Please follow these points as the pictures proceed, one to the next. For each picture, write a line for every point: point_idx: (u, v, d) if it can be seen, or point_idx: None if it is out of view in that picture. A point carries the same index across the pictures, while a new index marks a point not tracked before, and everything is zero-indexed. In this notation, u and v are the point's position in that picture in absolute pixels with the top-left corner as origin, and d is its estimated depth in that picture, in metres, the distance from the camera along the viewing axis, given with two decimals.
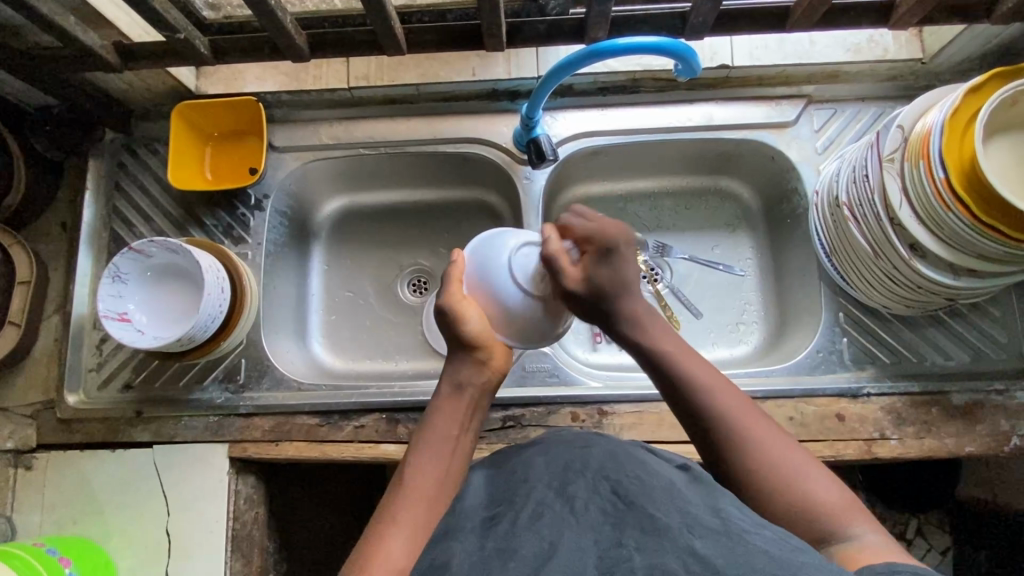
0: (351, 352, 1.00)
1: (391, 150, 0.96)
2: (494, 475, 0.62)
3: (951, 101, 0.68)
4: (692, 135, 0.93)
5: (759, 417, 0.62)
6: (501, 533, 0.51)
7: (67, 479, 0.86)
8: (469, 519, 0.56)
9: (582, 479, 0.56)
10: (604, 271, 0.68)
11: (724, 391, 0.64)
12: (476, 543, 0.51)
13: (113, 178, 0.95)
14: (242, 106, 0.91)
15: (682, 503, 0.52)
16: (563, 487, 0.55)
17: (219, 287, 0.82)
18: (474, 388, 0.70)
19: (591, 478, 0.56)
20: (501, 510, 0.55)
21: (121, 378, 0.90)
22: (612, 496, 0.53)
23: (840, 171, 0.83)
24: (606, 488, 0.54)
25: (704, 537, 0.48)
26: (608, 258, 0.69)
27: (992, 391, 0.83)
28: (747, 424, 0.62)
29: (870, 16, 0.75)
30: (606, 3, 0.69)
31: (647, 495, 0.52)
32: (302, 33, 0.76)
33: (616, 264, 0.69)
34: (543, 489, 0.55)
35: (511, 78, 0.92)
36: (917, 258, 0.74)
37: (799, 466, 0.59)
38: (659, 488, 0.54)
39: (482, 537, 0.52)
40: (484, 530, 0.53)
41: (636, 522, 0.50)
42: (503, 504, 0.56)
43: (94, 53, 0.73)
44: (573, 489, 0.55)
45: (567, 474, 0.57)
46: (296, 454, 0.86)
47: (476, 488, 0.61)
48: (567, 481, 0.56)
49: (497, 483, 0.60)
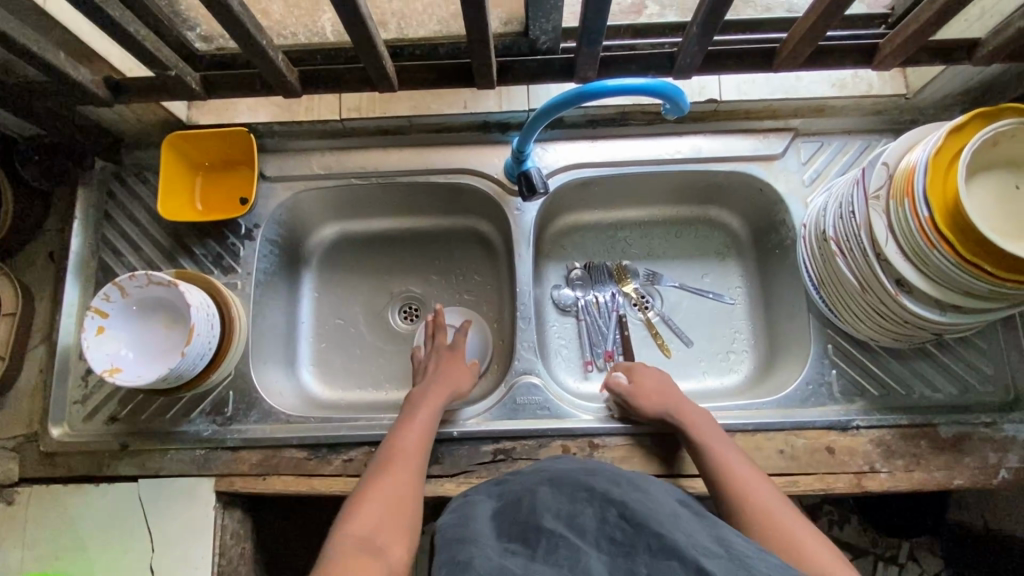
0: (340, 381, 0.99)
1: (383, 180, 0.96)
2: (504, 507, 0.61)
3: (935, 140, 0.69)
4: (681, 166, 0.94)
5: (764, 484, 0.71)
6: (521, 559, 0.51)
7: (49, 514, 0.85)
8: (484, 537, 0.55)
9: (590, 507, 0.57)
10: (646, 379, 0.85)
11: (739, 460, 0.74)
12: (495, 555, 0.51)
13: (103, 207, 0.94)
14: (233, 136, 0.91)
15: (687, 531, 0.53)
16: (571, 517, 0.56)
17: (209, 325, 0.81)
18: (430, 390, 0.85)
19: (598, 505, 0.57)
20: (517, 544, 0.54)
21: (106, 410, 0.89)
22: (620, 522, 0.54)
23: (827, 206, 0.84)
24: (613, 513, 0.55)
25: (713, 558, 0.49)
26: (651, 370, 0.86)
27: (979, 424, 0.84)
28: (755, 488, 0.70)
29: (855, 57, 0.76)
30: (596, 46, 0.71)
31: (654, 519, 0.54)
32: (293, 69, 0.76)
33: (654, 374, 0.86)
34: (553, 520, 0.56)
35: (502, 112, 0.93)
36: (903, 292, 0.75)
37: (800, 526, 0.65)
38: (664, 517, 0.55)
39: (501, 555, 0.52)
40: (505, 552, 0.52)
41: (646, 545, 0.52)
42: (515, 536, 0.55)
43: (85, 88, 0.73)
44: (581, 519, 0.55)
45: (575, 503, 0.58)
46: (284, 489, 0.84)
47: (483, 517, 0.60)
48: (575, 511, 0.57)
49: (505, 513, 0.59)
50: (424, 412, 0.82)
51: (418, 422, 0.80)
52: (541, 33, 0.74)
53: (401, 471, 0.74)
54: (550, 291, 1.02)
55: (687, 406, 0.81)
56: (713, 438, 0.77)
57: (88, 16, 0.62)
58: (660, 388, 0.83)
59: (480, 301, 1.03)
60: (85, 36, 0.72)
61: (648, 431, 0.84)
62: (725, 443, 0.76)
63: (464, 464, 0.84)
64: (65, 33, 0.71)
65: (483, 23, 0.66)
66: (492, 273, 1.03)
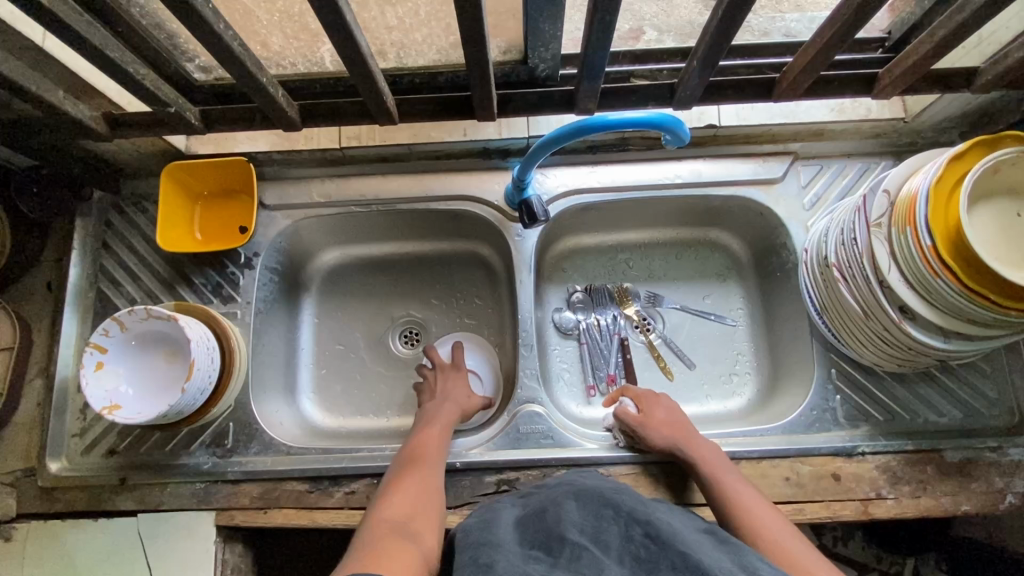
0: (341, 409, 0.99)
1: (383, 207, 0.96)
2: (528, 514, 0.61)
3: (935, 168, 0.69)
4: (681, 191, 0.94)
5: (771, 512, 0.71)
6: (544, 566, 0.50)
7: (48, 550, 0.84)
8: (508, 542, 0.54)
9: (615, 526, 0.57)
10: (654, 408, 0.84)
11: (748, 492, 0.73)
12: (517, 557, 0.51)
13: (101, 237, 0.94)
14: (233, 166, 0.90)
15: (712, 553, 0.53)
16: (595, 531, 0.56)
17: (210, 358, 0.81)
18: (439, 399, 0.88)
19: (623, 523, 0.57)
20: (540, 551, 0.53)
21: (105, 443, 0.88)
22: (644, 541, 0.54)
23: (829, 231, 0.84)
24: (638, 533, 0.55)
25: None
26: (655, 398, 0.86)
27: (985, 448, 0.83)
28: (765, 518, 0.69)
29: (854, 85, 0.76)
30: (597, 79, 0.71)
31: (679, 539, 0.54)
32: (293, 103, 0.76)
33: (660, 403, 0.85)
34: (578, 530, 0.55)
35: (502, 139, 0.93)
36: (907, 320, 0.74)
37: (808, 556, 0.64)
38: (689, 539, 0.54)
39: (523, 561, 0.51)
40: (526, 558, 0.52)
41: (670, 563, 0.51)
42: (539, 543, 0.54)
43: (84, 125, 0.73)
44: (606, 536, 0.55)
45: (600, 521, 0.57)
46: (285, 522, 0.84)
47: (506, 521, 0.60)
48: (600, 528, 0.56)
49: (528, 521, 0.59)
50: (442, 417, 0.85)
51: (439, 423, 0.84)
52: (540, 62, 0.74)
53: (428, 466, 0.77)
54: (551, 315, 1.02)
55: (693, 434, 0.81)
56: (722, 469, 0.76)
57: (87, 57, 0.62)
58: (666, 417, 0.83)
59: (482, 326, 1.02)
60: (82, 73, 0.72)
61: (653, 462, 0.84)
62: (733, 473, 0.76)
63: (467, 495, 0.83)
64: (64, 71, 0.71)
65: (484, 58, 0.66)
66: (493, 298, 1.03)
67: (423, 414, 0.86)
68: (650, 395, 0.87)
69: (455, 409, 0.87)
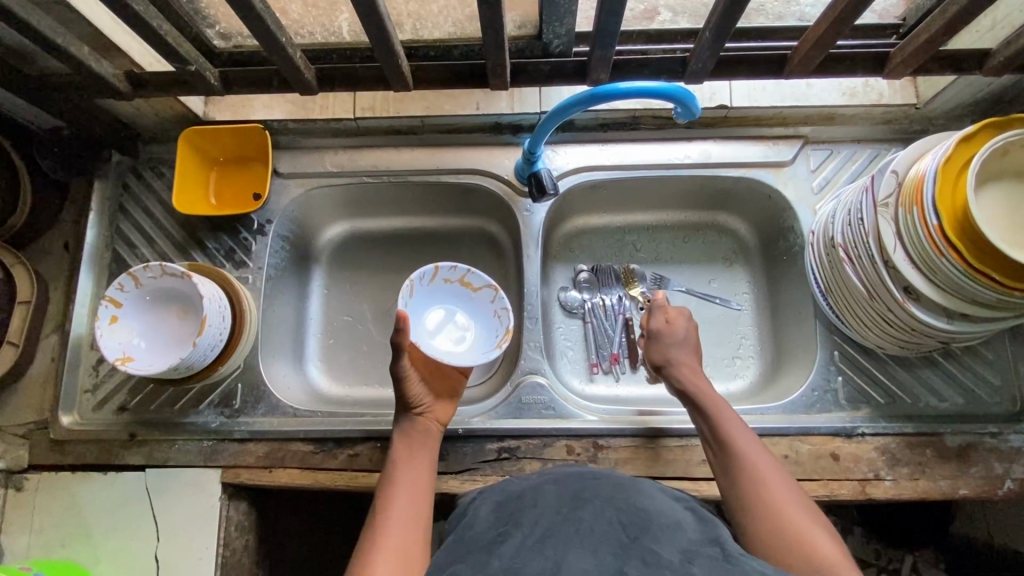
0: (347, 377, 1.00)
1: (394, 179, 0.97)
2: (504, 499, 0.60)
3: (944, 148, 0.69)
4: (690, 171, 0.95)
5: (773, 471, 0.68)
6: (509, 551, 0.52)
7: (58, 501, 0.86)
8: (479, 536, 0.55)
9: (591, 505, 0.56)
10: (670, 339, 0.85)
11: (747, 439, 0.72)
12: (482, 560, 0.52)
13: (118, 200, 0.96)
14: (249, 133, 0.92)
15: (685, 539, 0.53)
16: (571, 510, 0.55)
17: (221, 317, 0.82)
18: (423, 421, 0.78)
19: (600, 503, 0.56)
20: (507, 530, 0.55)
21: (116, 400, 0.90)
22: (618, 525, 0.53)
23: (836, 212, 0.84)
24: (614, 516, 0.54)
25: (705, 567, 0.49)
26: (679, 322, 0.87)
27: (986, 434, 0.84)
28: (768, 474, 0.68)
29: (865, 65, 0.77)
30: (609, 47, 0.71)
31: (651, 529, 0.53)
32: (311, 67, 0.77)
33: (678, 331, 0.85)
34: (552, 514, 0.55)
35: (514, 114, 0.94)
36: (911, 300, 0.75)
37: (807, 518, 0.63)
38: (664, 525, 0.54)
39: (489, 555, 0.52)
40: (493, 547, 0.53)
41: (640, 551, 0.50)
42: (508, 523, 0.56)
43: (106, 81, 0.75)
44: (581, 513, 0.55)
45: (577, 500, 0.57)
46: (289, 481, 0.85)
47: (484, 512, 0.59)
48: (576, 505, 0.56)
49: (505, 505, 0.59)
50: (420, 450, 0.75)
51: (404, 458, 0.73)
52: (555, 37, 0.74)
53: (401, 491, 0.69)
54: (557, 293, 1.03)
55: (697, 369, 0.82)
56: (730, 414, 0.75)
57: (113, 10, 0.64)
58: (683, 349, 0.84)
59: None
60: (107, 31, 0.74)
61: (656, 435, 0.85)
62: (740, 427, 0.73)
63: (468, 461, 0.85)
64: (90, 28, 0.73)
65: (499, 24, 0.67)
66: (500, 274, 1.04)
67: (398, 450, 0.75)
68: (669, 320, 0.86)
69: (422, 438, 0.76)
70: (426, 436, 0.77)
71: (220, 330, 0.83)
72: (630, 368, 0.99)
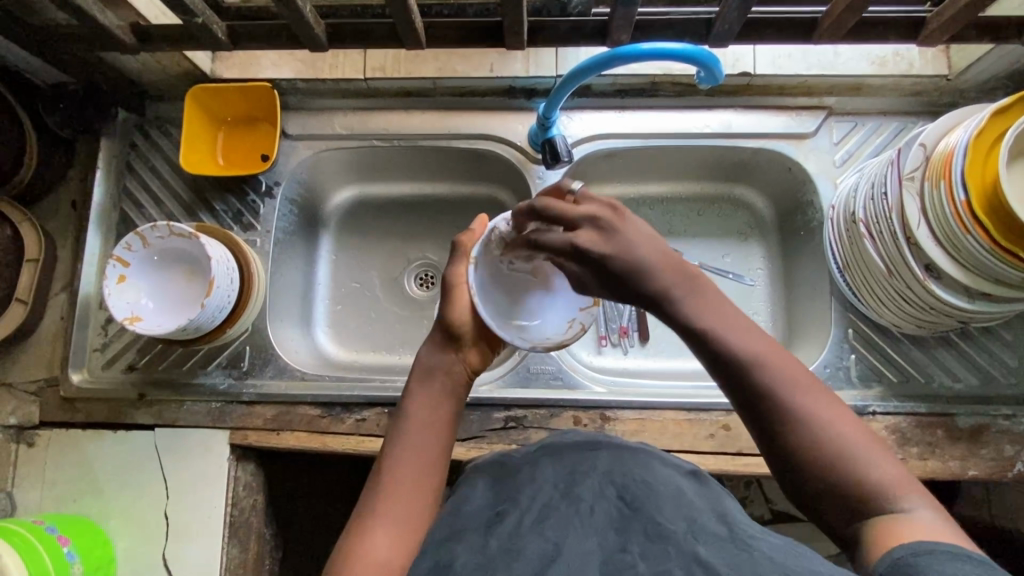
0: (354, 344, 0.99)
1: (404, 143, 0.95)
2: (502, 475, 0.59)
3: (977, 121, 0.67)
4: (709, 141, 0.92)
5: (803, 387, 0.52)
6: (506, 531, 0.51)
7: (68, 457, 0.86)
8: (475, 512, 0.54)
9: (589, 480, 0.55)
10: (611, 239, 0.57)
11: (753, 332, 0.55)
12: (480, 539, 0.51)
13: (125, 158, 0.94)
14: (256, 91, 0.90)
15: (688, 510, 0.51)
16: (569, 488, 0.54)
17: (228, 279, 0.82)
18: (456, 370, 0.68)
19: (598, 480, 0.55)
20: (505, 508, 0.54)
21: (126, 358, 0.90)
22: (618, 502, 0.52)
23: (858, 186, 0.81)
24: (613, 492, 0.53)
25: (710, 543, 0.47)
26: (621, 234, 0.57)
27: (998, 416, 0.83)
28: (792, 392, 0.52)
29: (899, 31, 0.74)
30: (632, 5, 0.68)
31: (652, 501, 0.52)
32: (321, 22, 0.75)
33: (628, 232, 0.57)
34: (550, 490, 0.54)
35: (529, 77, 0.91)
36: (931, 278, 0.73)
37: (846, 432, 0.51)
38: (666, 496, 0.52)
39: (486, 534, 0.51)
40: (489, 527, 0.52)
41: (642, 529, 0.49)
42: (505, 501, 0.55)
43: (111, 33, 0.73)
44: (579, 489, 0.54)
45: (575, 475, 0.56)
46: (297, 444, 0.86)
47: (488, 485, 0.59)
48: (574, 481, 0.55)
49: (502, 479, 0.58)
50: (431, 399, 0.65)
51: (413, 408, 0.64)
52: None
53: (412, 431, 0.63)
54: None
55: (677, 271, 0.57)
56: (719, 319, 0.55)
57: None
58: (637, 250, 0.56)
59: None
60: None
61: (662, 409, 0.84)
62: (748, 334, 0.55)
63: (475, 429, 0.84)
64: None
65: None
66: None
67: (409, 392, 0.66)
68: (594, 218, 0.57)
69: (443, 381, 0.67)
70: (448, 381, 0.67)
71: (224, 295, 0.82)
72: (639, 342, 0.97)
